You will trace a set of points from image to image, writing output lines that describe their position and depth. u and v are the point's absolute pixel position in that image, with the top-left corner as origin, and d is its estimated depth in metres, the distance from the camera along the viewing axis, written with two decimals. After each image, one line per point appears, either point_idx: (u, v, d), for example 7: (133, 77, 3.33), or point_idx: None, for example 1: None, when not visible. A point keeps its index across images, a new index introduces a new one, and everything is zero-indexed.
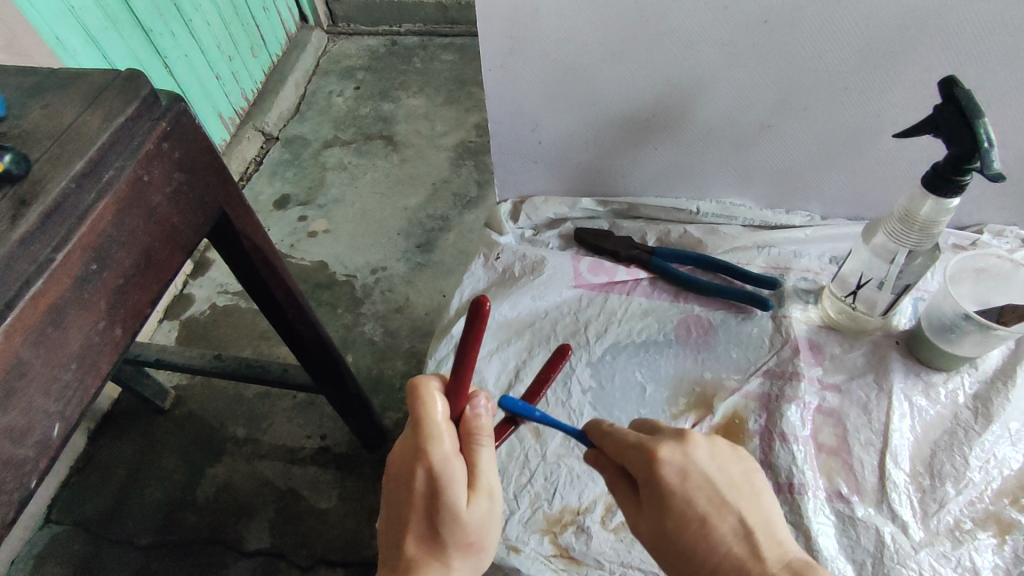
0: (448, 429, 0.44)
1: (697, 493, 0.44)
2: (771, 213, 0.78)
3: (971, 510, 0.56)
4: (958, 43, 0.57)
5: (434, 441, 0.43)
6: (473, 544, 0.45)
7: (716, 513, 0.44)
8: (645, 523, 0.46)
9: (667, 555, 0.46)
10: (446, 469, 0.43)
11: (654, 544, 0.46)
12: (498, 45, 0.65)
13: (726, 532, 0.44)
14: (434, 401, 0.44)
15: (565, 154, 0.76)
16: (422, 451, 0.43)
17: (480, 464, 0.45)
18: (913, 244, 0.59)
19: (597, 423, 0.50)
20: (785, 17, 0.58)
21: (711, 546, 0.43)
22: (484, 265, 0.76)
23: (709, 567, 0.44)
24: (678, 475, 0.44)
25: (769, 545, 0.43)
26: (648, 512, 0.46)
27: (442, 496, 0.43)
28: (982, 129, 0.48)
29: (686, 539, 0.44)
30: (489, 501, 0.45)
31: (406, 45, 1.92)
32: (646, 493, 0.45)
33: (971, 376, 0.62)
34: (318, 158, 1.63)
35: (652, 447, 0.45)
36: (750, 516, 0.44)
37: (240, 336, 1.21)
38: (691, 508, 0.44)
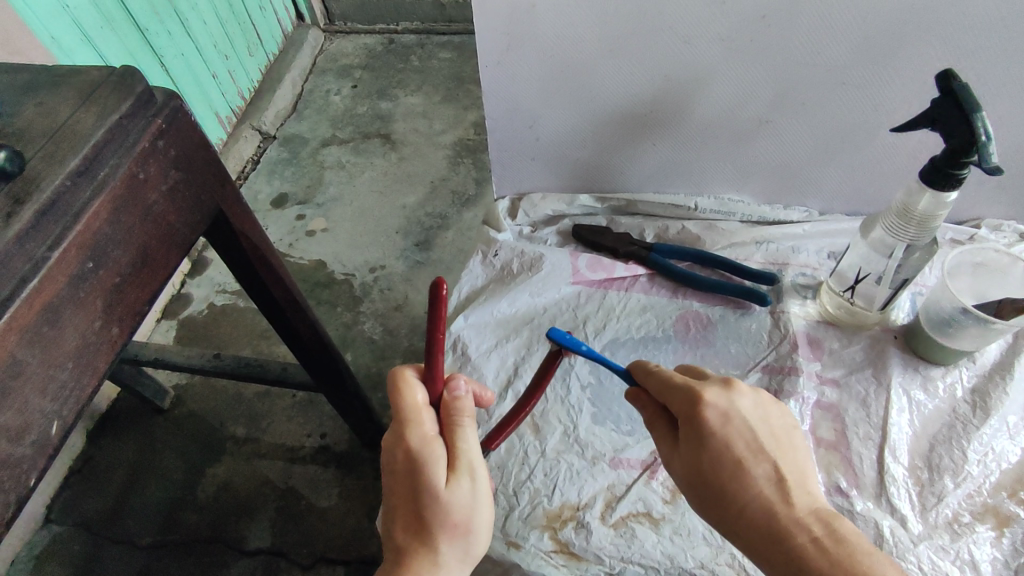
0: (427, 411, 0.46)
1: (739, 433, 0.45)
2: (769, 208, 0.78)
3: (970, 504, 0.56)
4: (955, 37, 0.57)
5: (411, 423, 0.44)
6: (459, 525, 0.44)
7: (753, 457, 0.44)
8: (680, 457, 0.47)
9: (698, 494, 0.46)
10: (424, 444, 0.44)
11: (687, 481, 0.47)
12: (495, 40, 0.65)
13: (761, 476, 0.44)
14: (410, 387, 0.46)
15: (563, 150, 0.76)
16: (400, 433, 0.44)
17: (462, 442, 0.45)
18: (911, 238, 0.59)
19: (641, 363, 0.52)
20: (782, 11, 0.58)
21: (745, 488, 0.44)
22: (482, 262, 0.76)
23: (740, 508, 0.44)
24: (720, 417, 0.45)
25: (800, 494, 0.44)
26: (686, 445, 0.46)
27: (419, 469, 0.43)
28: (979, 121, 0.48)
29: (720, 480, 0.44)
30: (472, 479, 0.44)
31: (404, 43, 1.92)
32: (688, 421, 0.46)
33: (969, 370, 0.62)
34: (315, 156, 1.62)
35: (700, 389, 0.46)
36: (786, 467, 0.44)
37: (239, 336, 1.21)
38: (733, 449, 0.44)
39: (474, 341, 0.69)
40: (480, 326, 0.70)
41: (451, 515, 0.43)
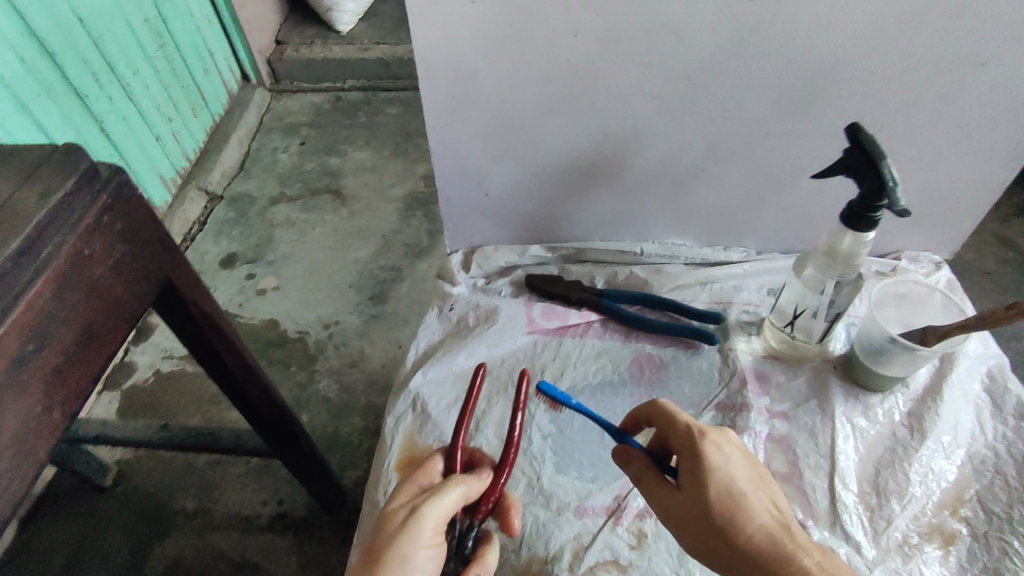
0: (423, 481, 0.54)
1: (738, 472, 0.49)
2: (710, 250, 0.82)
3: (917, 525, 0.58)
4: (859, 91, 0.63)
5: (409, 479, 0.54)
6: (388, 549, 0.47)
7: (752, 494, 0.49)
8: (681, 496, 0.50)
9: (695, 533, 0.49)
10: (409, 486, 0.54)
11: (686, 519, 0.49)
12: (442, 104, 0.67)
13: (760, 510, 0.48)
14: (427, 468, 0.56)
15: (512, 205, 0.79)
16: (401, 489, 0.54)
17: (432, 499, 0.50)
18: (840, 275, 0.63)
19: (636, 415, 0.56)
20: (707, 73, 0.63)
21: (750, 517, 0.47)
22: (438, 316, 0.77)
23: (746, 541, 0.47)
24: (722, 458, 0.49)
25: (802, 536, 0.47)
26: (683, 485, 0.50)
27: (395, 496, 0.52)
28: (886, 168, 0.53)
29: (726, 510, 0.48)
30: (421, 510, 0.49)
31: (350, 100, 1.95)
32: (685, 458, 0.50)
33: (904, 395, 0.66)
34: (265, 215, 1.61)
35: (701, 427, 0.51)
36: (779, 505, 0.49)
37: (188, 403, 1.16)
38: (735, 480, 0.49)
39: (433, 398, 0.69)
40: (439, 382, 0.70)
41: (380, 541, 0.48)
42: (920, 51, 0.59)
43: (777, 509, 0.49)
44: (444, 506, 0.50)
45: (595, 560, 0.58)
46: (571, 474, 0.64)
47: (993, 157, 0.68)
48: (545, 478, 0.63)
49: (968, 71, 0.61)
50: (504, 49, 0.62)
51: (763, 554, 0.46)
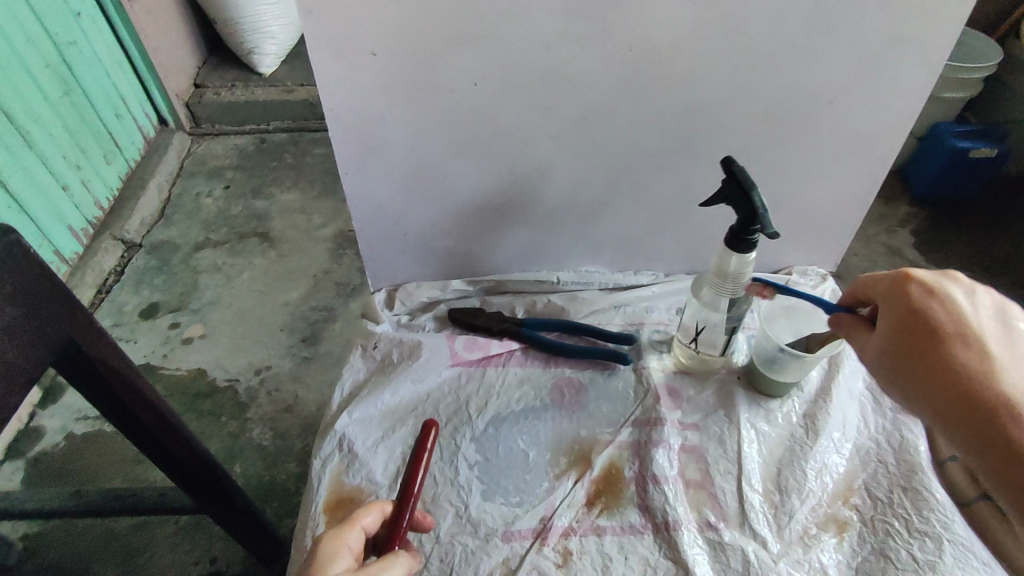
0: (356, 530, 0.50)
1: (970, 318, 0.51)
2: (622, 275, 0.88)
3: (815, 516, 0.64)
4: (735, 127, 0.70)
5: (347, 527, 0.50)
6: None
7: (983, 339, 0.50)
8: (896, 339, 0.53)
9: (911, 375, 0.52)
10: (339, 551, 0.48)
11: (899, 359, 0.53)
12: (352, 151, 0.70)
13: (991, 350, 0.50)
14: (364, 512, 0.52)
15: (431, 242, 0.82)
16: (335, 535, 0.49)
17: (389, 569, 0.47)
18: (732, 293, 0.68)
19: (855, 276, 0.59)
20: (599, 114, 0.68)
21: (953, 355, 0.50)
22: (362, 356, 0.77)
23: (942, 377, 0.50)
24: (955, 304, 0.52)
25: (970, 354, 0.50)
26: (900, 332, 0.53)
27: (328, 564, 0.47)
28: (755, 196, 0.59)
29: (925, 350, 0.51)
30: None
31: (276, 142, 1.94)
32: (907, 307, 0.53)
33: (799, 398, 0.72)
34: (188, 261, 1.57)
35: (907, 272, 0.54)
36: (991, 344, 0.50)
37: (108, 465, 1.11)
38: (934, 320, 0.51)
39: (360, 437, 0.69)
40: (365, 421, 0.71)
41: None
42: (780, 92, 0.67)
43: (986, 349, 0.50)
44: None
45: None
46: (498, 501, 0.65)
47: (856, 179, 0.77)
48: (473, 506, 0.65)
49: (823, 107, 0.69)
50: (408, 98, 0.65)
51: (961, 391, 0.49)
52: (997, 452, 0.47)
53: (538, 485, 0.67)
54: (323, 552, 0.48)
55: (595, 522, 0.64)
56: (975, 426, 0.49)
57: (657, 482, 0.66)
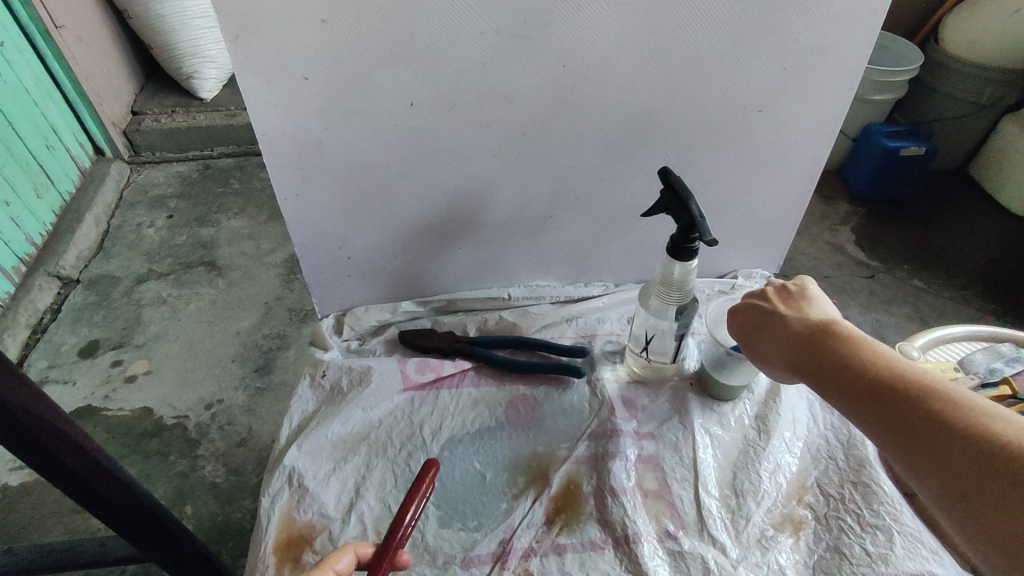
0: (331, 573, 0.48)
1: (796, 294, 0.56)
2: (572, 287, 0.88)
3: (771, 518, 0.64)
4: (672, 137, 0.71)
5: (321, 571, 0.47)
6: None
7: (813, 306, 0.54)
8: (751, 328, 0.58)
9: (773, 353, 0.54)
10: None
11: (759, 344, 0.56)
12: (289, 175, 0.68)
13: (819, 314, 0.53)
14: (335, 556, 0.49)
15: (378, 265, 0.80)
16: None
17: None
18: (678, 300, 0.69)
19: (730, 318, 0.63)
20: (538, 130, 0.68)
21: (799, 322, 0.52)
22: (311, 385, 0.75)
23: (806, 340, 0.51)
24: (781, 288, 0.57)
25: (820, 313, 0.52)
26: (750, 317, 0.58)
27: None
28: (693, 206, 0.59)
29: (787, 325, 0.53)
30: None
31: (221, 167, 1.89)
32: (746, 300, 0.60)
33: (750, 400, 0.73)
34: (130, 295, 1.50)
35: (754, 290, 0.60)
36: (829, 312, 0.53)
37: (44, 517, 1.04)
38: (778, 306, 0.55)
39: (310, 470, 0.67)
40: (315, 453, 0.69)
41: None
42: (712, 102, 0.69)
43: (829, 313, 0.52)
44: None
45: None
46: (455, 526, 0.64)
47: (791, 182, 0.79)
48: (430, 534, 0.63)
49: (754, 115, 0.71)
50: (343, 120, 0.64)
51: (801, 350, 0.51)
52: (840, 386, 0.47)
53: (495, 507, 0.65)
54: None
55: (555, 540, 0.63)
56: (823, 374, 0.49)
57: (615, 495, 0.66)
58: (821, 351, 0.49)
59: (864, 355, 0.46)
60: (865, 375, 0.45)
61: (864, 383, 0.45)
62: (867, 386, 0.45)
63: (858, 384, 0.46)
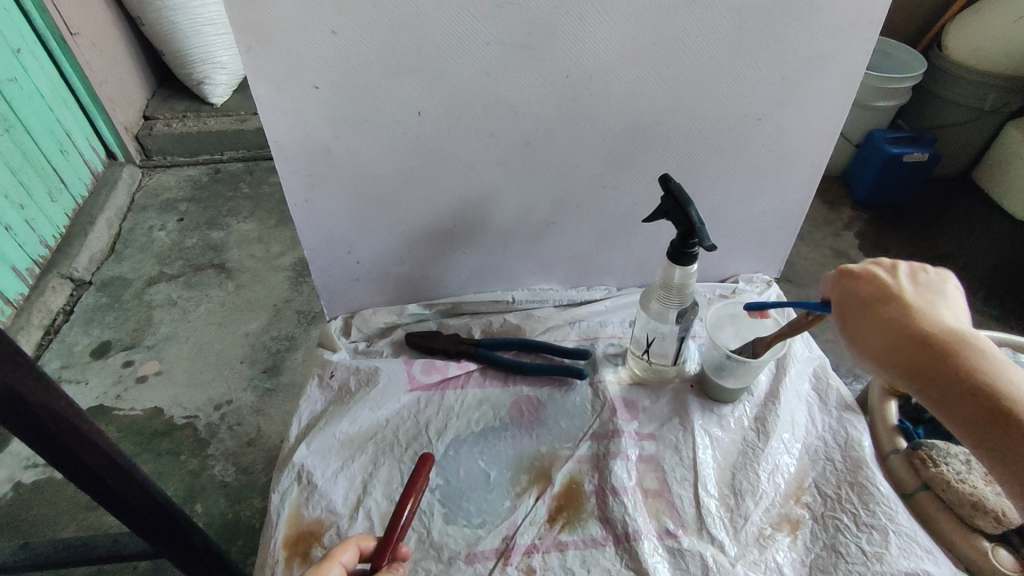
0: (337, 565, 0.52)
1: (931, 287, 0.53)
2: (575, 291, 0.90)
3: (769, 517, 0.65)
4: (672, 146, 0.73)
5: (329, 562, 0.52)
6: None
7: (946, 306, 0.52)
8: (869, 298, 0.53)
9: (889, 335, 0.51)
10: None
11: (874, 318, 0.52)
12: (300, 181, 0.70)
13: (947, 314, 0.51)
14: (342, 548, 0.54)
15: (385, 269, 0.82)
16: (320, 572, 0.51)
17: None
18: (679, 304, 0.70)
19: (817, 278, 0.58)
20: (542, 138, 0.70)
21: (935, 323, 0.50)
22: (320, 385, 0.77)
23: (942, 347, 0.49)
24: (919, 277, 0.53)
25: (950, 315, 0.51)
26: (869, 297, 0.53)
27: None
28: (692, 212, 0.61)
29: (920, 322, 0.50)
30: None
31: (230, 171, 1.92)
32: (860, 273, 0.54)
33: (750, 402, 0.75)
34: (141, 297, 1.53)
35: (864, 264, 0.54)
36: (953, 313, 0.51)
37: (57, 514, 1.06)
38: (907, 295, 0.51)
39: (318, 468, 0.69)
40: (324, 451, 0.70)
41: None
42: (713, 111, 0.70)
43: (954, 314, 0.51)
44: None
45: None
46: (460, 523, 0.65)
47: (791, 189, 0.81)
48: (435, 530, 0.65)
49: (753, 123, 0.72)
50: (353, 129, 0.66)
51: (936, 349, 0.49)
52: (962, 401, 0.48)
53: (499, 504, 0.67)
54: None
55: (557, 537, 0.65)
56: (950, 384, 0.48)
57: (616, 493, 0.67)
58: (959, 360, 0.48)
59: (997, 375, 0.48)
60: (992, 395, 0.47)
61: (992, 405, 0.47)
62: (995, 408, 0.47)
63: (987, 403, 0.47)
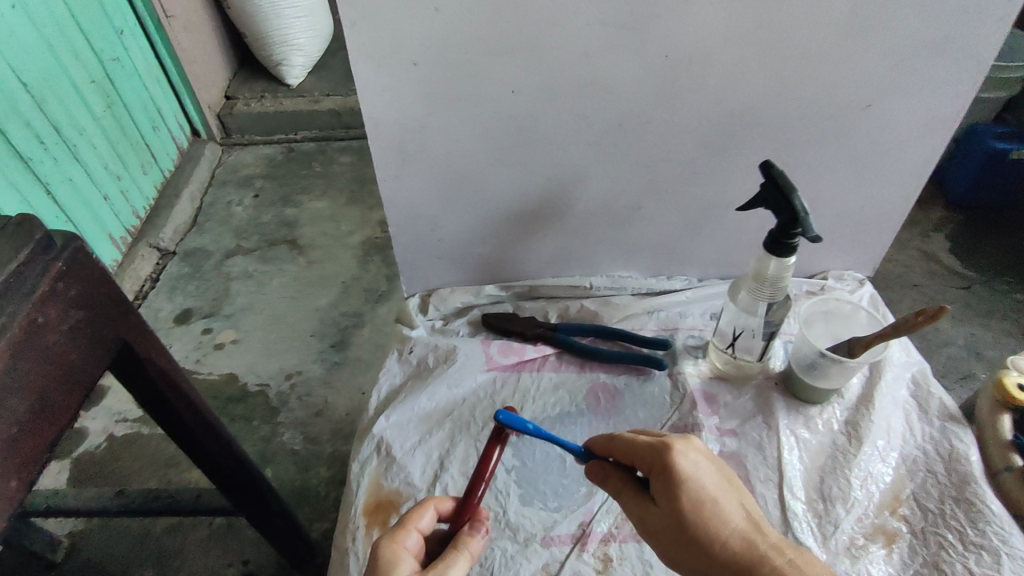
0: (412, 532, 0.52)
1: (708, 481, 0.50)
2: (655, 280, 0.88)
3: (862, 527, 0.62)
4: (772, 133, 0.70)
5: (405, 528, 0.52)
6: None
7: (723, 498, 0.50)
8: (659, 514, 0.50)
9: (665, 530, 0.50)
10: (401, 554, 0.50)
11: (666, 537, 0.50)
12: (390, 158, 0.71)
13: (734, 515, 0.49)
14: (418, 513, 0.53)
15: (465, 248, 0.82)
16: (395, 539, 0.51)
17: (450, 565, 0.50)
18: (770, 297, 0.67)
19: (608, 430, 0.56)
20: (634, 121, 0.68)
21: (724, 525, 0.49)
22: (399, 360, 0.78)
23: (723, 550, 0.48)
24: (692, 466, 0.50)
25: (734, 514, 0.49)
26: (659, 486, 0.50)
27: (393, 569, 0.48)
28: (796, 201, 0.58)
29: (698, 521, 0.48)
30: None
31: (304, 151, 1.98)
32: (659, 452, 0.51)
33: (840, 405, 0.71)
34: (220, 269, 1.60)
35: (666, 440, 0.51)
36: (735, 511, 0.49)
37: (144, 467, 1.13)
38: (704, 491, 0.49)
39: (397, 440, 0.70)
40: (402, 424, 0.72)
41: None
42: (818, 97, 0.67)
43: (748, 509, 0.50)
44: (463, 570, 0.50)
45: None
46: (536, 505, 0.65)
47: (896, 182, 0.76)
48: (511, 511, 0.65)
49: (863, 110, 0.68)
50: (446, 107, 0.66)
51: (735, 569, 0.47)
52: None
53: (575, 490, 0.66)
54: (385, 555, 0.49)
55: None
56: None
57: None
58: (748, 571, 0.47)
59: None
60: None
61: None
62: None
63: None
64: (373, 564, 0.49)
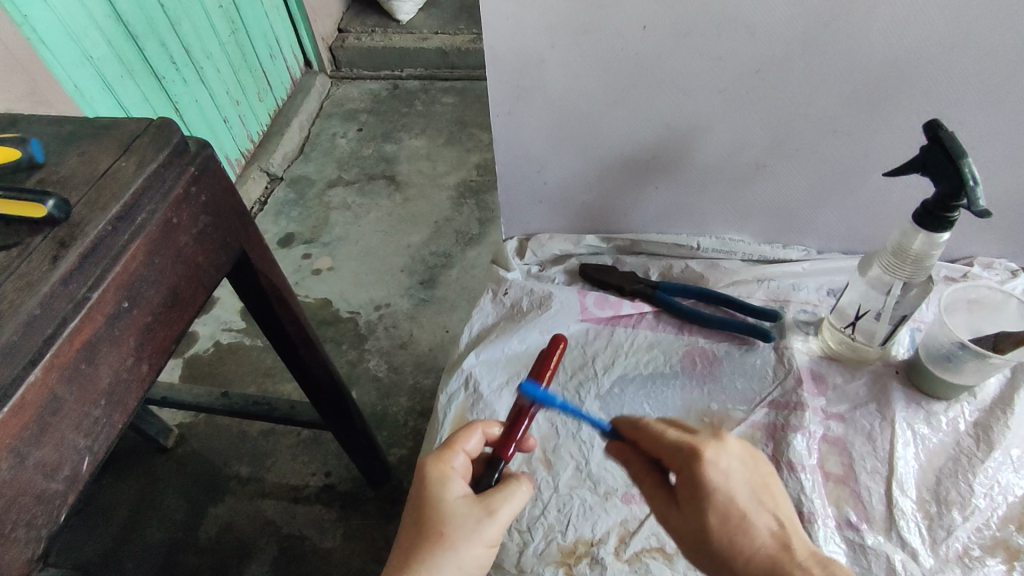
0: (460, 453, 0.52)
1: (737, 491, 0.46)
2: (769, 247, 0.81)
3: (980, 537, 0.57)
4: (936, 91, 0.61)
5: (452, 448, 0.52)
6: (451, 534, 0.46)
7: (753, 511, 0.46)
8: (682, 517, 0.48)
9: (690, 527, 0.48)
10: (449, 475, 0.49)
11: (688, 539, 0.48)
12: (506, 92, 0.68)
13: (764, 527, 0.46)
14: (466, 436, 0.53)
15: (570, 194, 0.80)
16: (442, 456, 0.51)
17: (500, 491, 0.49)
18: (908, 276, 0.61)
19: (631, 419, 0.54)
20: (777, 67, 0.61)
21: (748, 541, 0.45)
22: (492, 300, 0.78)
23: (742, 563, 0.45)
24: (722, 476, 0.47)
25: (763, 524, 0.46)
26: (686, 487, 0.48)
27: (440, 484, 0.49)
28: (966, 166, 0.50)
29: (722, 534, 0.46)
30: (491, 517, 0.47)
31: (408, 88, 1.99)
32: (683, 457, 0.48)
33: (970, 404, 0.64)
34: (322, 198, 1.66)
35: (694, 446, 0.48)
36: (767, 523, 0.46)
37: (245, 374, 1.22)
38: (734, 502, 0.46)
39: (485, 378, 0.70)
40: (491, 363, 0.72)
41: (443, 523, 0.46)
42: (1009, 49, 0.57)
43: (779, 521, 0.46)
44: (518, 497, 0.49)
45: (640, 546, 0.59)
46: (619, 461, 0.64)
47: None
48: (593, 462, 0.64)
49: None
50: (571, 39, 0.62)
51: None
52: None
53: None
54: (433, 475, 0.49)
55: None
56: None
57: (793, 469, 0.62)
58: None
59: None
60: None
61: None
62: None
63: None
64: (421, 480, 0.49)
